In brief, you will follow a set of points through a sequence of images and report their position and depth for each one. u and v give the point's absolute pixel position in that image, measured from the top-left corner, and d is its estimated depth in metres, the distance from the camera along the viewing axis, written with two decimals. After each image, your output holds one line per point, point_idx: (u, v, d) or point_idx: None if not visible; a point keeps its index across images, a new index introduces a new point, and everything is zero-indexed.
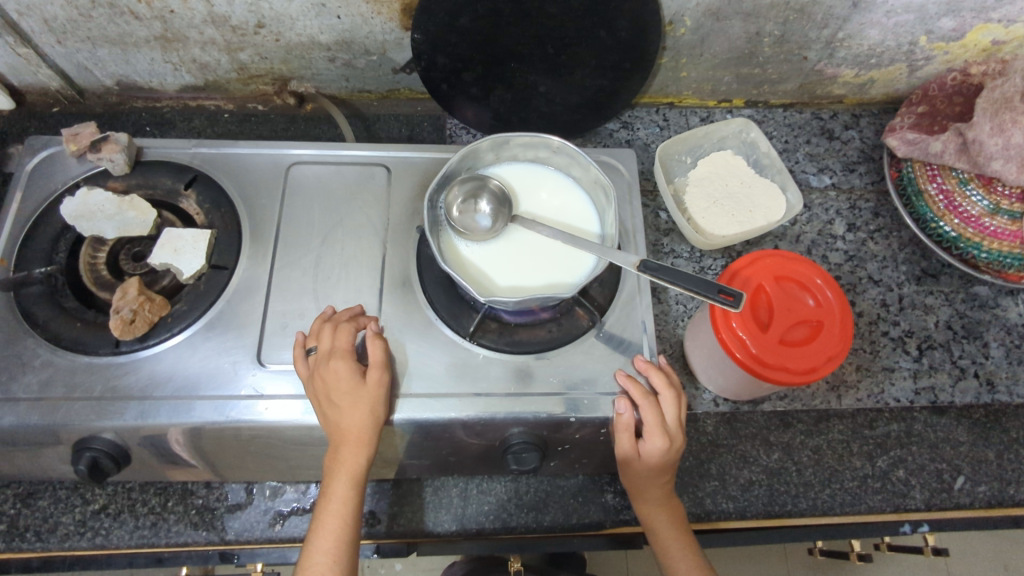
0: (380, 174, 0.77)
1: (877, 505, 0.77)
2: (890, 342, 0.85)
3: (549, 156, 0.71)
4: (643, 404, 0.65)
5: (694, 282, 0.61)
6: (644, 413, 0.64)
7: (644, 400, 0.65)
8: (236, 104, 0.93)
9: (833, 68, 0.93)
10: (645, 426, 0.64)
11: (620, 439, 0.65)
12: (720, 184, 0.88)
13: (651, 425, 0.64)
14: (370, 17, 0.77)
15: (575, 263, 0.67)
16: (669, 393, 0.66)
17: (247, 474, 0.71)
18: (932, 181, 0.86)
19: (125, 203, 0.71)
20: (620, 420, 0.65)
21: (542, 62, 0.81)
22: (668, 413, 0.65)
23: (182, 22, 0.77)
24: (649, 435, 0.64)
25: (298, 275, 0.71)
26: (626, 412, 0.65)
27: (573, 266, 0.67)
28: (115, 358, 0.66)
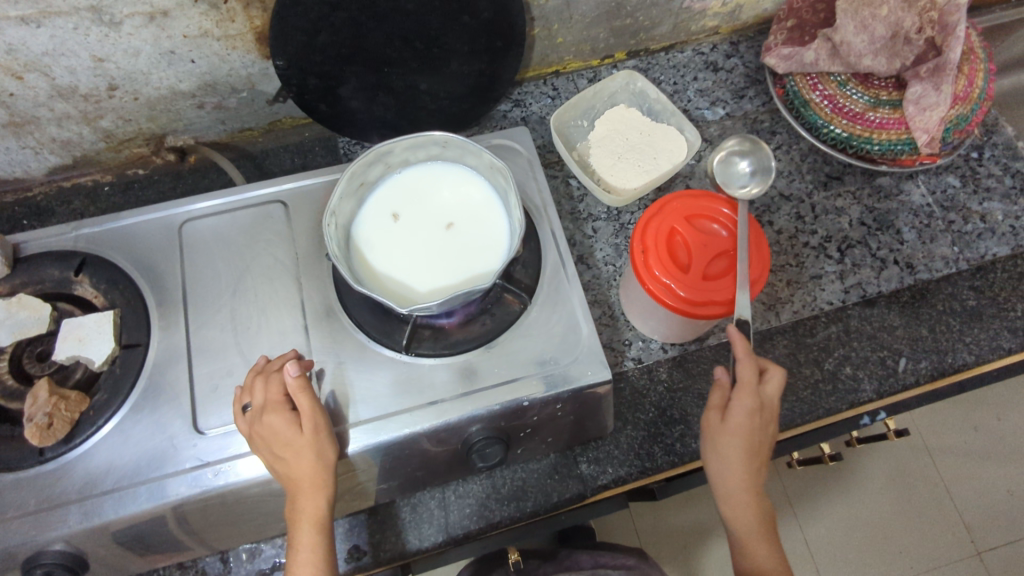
0: (277, 211, 0.74)
1: (834, 406, 0.80)
2: (812, 250, 0.88)
3: (441, 152, 0.69)
4: (743, 395, 0.66)
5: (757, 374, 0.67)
6: (740, 406, 0.66)
7: (742, 367, 0.67)
8: (114, 173, 0.88)
9: (700, 3, 0.94)
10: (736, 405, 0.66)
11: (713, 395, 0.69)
12: (620, 139, 0.89)
13: (748, 421, 0.66)
14: (226, 53, 0.74)
15: (756, 186, 0.86)
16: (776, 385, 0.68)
17: (221, 543, 0.68)
18: (815, 89, 0.89)
19: (14, 303, 0.67)
20: (716, 404, 0.68)
21: (415, 60, 0.80)
22: (768, 400, 0.68)
23: (27, 102, 0.72)
24: (740, 424, 0.66)
25: (216, 333, 0.68)
26: (721, 402, 0.68)
27: (751, 189, 0.85)
28: (44, 467, 0.62)
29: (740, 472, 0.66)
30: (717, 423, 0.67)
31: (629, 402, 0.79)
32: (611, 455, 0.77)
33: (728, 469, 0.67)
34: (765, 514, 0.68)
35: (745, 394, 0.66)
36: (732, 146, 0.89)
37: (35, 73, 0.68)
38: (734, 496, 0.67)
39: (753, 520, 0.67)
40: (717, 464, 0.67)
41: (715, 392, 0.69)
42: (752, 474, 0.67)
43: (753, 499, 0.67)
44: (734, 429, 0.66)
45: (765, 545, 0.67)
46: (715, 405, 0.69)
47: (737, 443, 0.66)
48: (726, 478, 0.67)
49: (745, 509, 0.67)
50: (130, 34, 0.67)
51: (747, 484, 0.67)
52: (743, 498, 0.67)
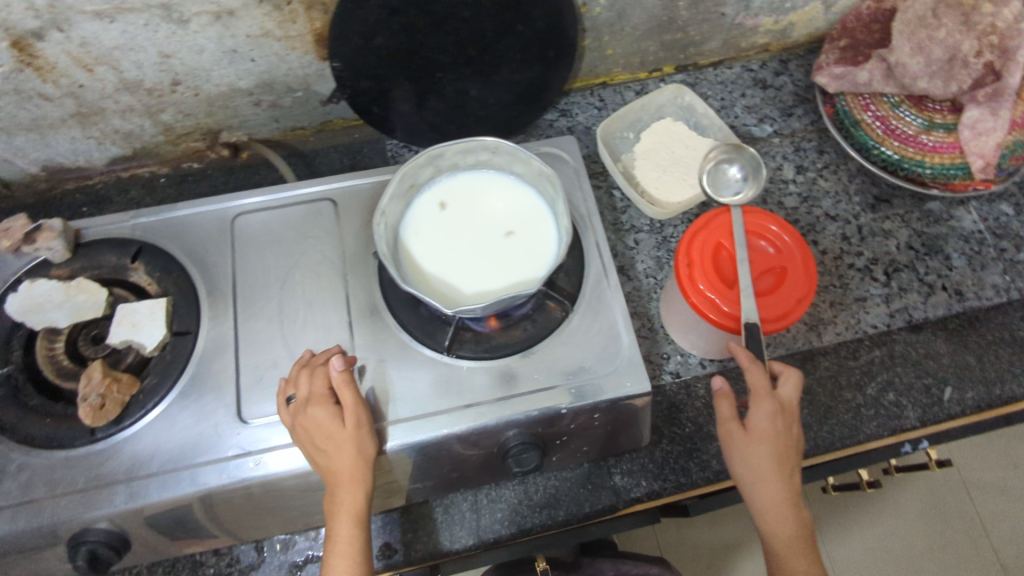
0: (327, 209, 0.76)
1: (875, 432, 0.78)
2: (858, 272, 0.87)
3: (489, 158, 0.70)
4: (760, 401, 0.66)
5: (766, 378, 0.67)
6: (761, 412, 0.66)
7: (752, 375, 0.67)
8: (170, 166, 0.90)
9: (752, 19, 0.93)
10: (755, 411, 0.66)
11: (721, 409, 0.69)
12: (666, 152, 0.89)
13: (770, 428, 0.66)
14: (286, 53, 0.76)
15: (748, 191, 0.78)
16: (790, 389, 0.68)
17: (254, 533, 0.69)
18: (867, 110, 0.88)
19: (72, 287, 0.69)
20: (728, 416, 0.68)
21: (467, 66, 0.81)
22: (787, 403, 0.67)
23: (95, 94, 0.75)
24: (764, 430, 0.65)
25: (263, 325, 0.70)
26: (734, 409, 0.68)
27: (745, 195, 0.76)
28: (93, 446, 0.64)
29: (773, 482, 0.65)
30: (739, 434, 0.66)
31: (665, 416, 0.79)
32: (645, 468, 0.76)
33: (759, 480, 0.65)
34: (803, 525, 0.65)
35: (764, 403, 0.66)
36: (715, 154, 0.80)
37: (104, 66, 0.71)
38: (769, 509, 0.65)
39: (791, 530, 0.65)
40: (747, 477, 0.66)
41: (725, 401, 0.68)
42: (785, 486, 0.65)
43: (788, 509, 0.65)
44: (758, 439, 0.65)
45: (806, 558, 0.64)
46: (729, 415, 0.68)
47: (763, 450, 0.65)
48: (758, 489, 0.65)
49: (781, 521, 0.65)
50: (197, 31, 0.69)
51: (781, 495, 0.65)
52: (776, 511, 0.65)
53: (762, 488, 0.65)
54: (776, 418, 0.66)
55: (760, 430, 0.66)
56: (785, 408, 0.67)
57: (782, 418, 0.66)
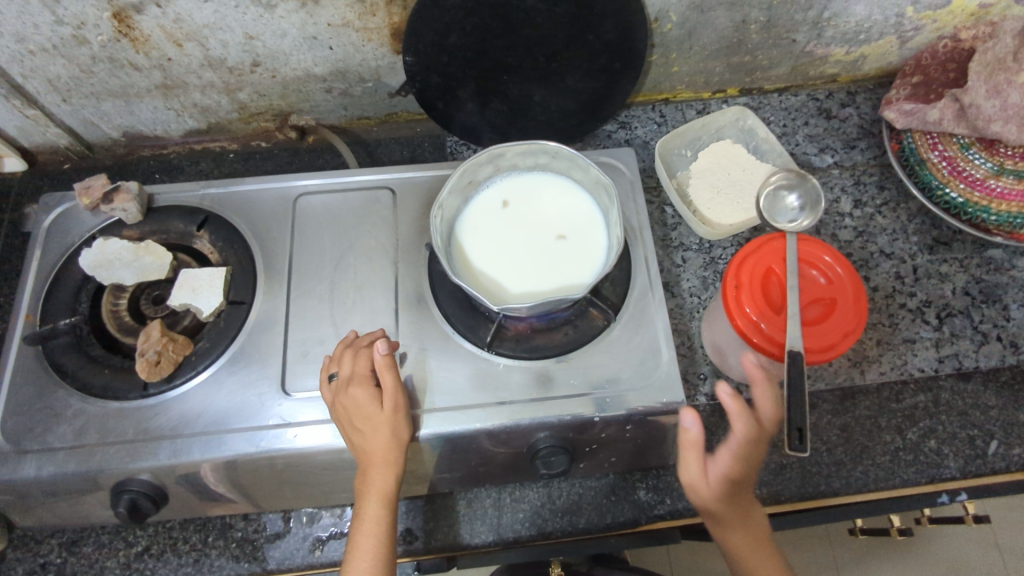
0: (385, 197, 0.78)
1: (912, 477, 0.76)
2: (908, 313, 0.85)
3: (549, 162, 0.71)
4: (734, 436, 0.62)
5: (800, 414, 0.63)
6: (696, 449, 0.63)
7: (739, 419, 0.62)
8: (239, 143, 0.95)
9: (824, 48, 0.93)
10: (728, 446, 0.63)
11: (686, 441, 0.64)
12: (723, 173, 0.89)
13: (737, 468, 0.63)
14: (362, 44, 0.79)
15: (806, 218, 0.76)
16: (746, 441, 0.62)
17: (275, 504, 0.71)
18: (934, 149, 0.86)
19: (141, 248, 0.73)
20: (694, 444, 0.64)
21: (533, 71, 0.82)
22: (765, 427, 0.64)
23: (181, 68, 0.79)
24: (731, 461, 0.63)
25: (313, 303, 0.72)
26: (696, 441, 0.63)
27: (801, 223, 0.75)
28: (145, 401, 0.67)
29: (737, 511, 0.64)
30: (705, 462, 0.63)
31: None
32: (671, 486, 0.76)
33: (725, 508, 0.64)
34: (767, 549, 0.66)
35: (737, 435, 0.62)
36: (777, 178, 0.78)
37: (193, 42, 0.75)
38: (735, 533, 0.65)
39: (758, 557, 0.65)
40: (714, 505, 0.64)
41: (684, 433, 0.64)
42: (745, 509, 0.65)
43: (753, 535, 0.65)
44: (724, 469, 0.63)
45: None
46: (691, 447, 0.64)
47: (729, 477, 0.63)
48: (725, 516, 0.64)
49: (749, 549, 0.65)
50: (282, 17, 0.73)
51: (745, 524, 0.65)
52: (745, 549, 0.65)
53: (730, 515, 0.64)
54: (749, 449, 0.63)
55: (726, 470, 0.63)
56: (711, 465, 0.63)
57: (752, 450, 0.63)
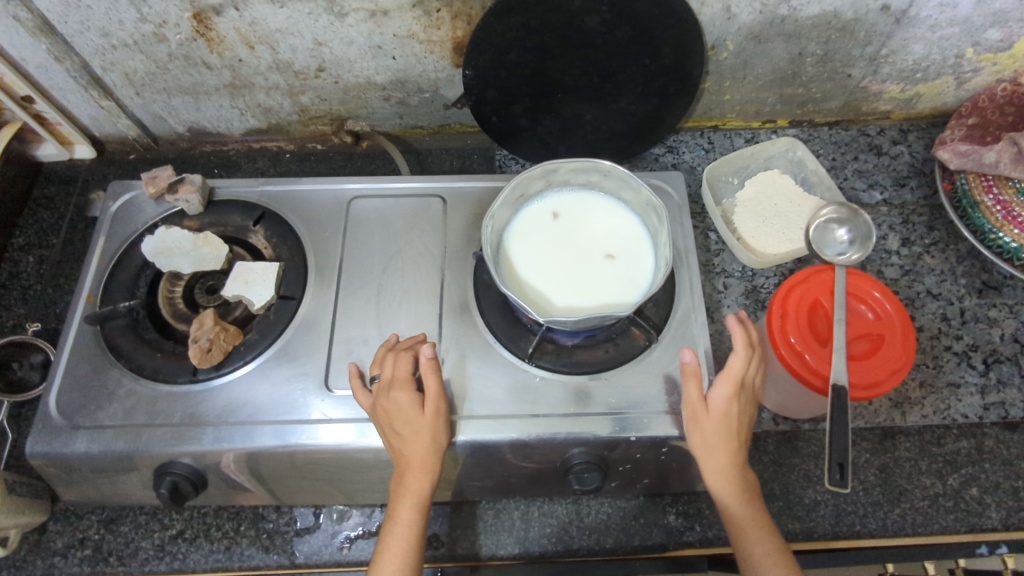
0: (436, 205, 0.80)
1: (951, 525, 0.75)
2: (954, 356, 0.83)
3: (600, 180, 0.72)
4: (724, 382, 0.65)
5: (843, 449, 0.62)
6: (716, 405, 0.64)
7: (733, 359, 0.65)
8: (296, 144, 0.98)
9: (879, 84, 0.92)
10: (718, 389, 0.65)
11: (687, 389, 0.65)
12: (768, 203, 0.89)
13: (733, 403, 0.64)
14: (424, 56, 0.81)
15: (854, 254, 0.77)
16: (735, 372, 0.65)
17: (297, 498, 0.73)
18: (989, 192, 0.84)
19: (200, 239, 0.75)
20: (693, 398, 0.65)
21: (588, 91, 0.84)
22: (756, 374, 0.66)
23: (249, 69, 0.82)
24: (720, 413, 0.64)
25: (360, 303, 0.74)
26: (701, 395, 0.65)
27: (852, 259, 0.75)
28: (193, 386, 0.69)
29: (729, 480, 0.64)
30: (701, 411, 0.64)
31: None
32: (701, 514, 0.75)
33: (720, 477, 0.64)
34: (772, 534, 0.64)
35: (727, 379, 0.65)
36: (827, 211, 0.78)
37: (264, 45, 0.78)
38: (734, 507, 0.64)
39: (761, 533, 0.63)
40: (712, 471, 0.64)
41: (688, 384, 0.65)
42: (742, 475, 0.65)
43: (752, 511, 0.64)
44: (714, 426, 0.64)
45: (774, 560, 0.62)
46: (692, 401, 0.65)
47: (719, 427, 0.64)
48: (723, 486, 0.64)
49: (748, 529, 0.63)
50: (351, 25, 0.75)
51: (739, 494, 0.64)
52: (767, 559, 0.62)
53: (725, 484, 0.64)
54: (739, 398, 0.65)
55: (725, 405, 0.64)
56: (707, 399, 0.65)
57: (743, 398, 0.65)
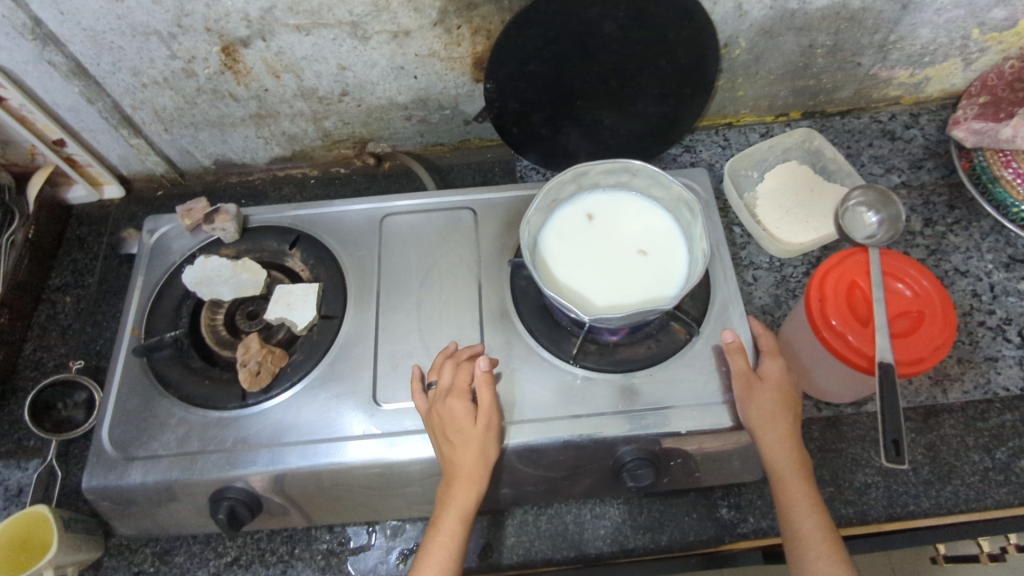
0: (467, 217, 0.81)
1: (1004, 499, 0.74)
2: (989, 331, 0.83)
3: (630, 180, 0.73)
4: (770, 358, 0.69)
5: (895, 425, 0.63)
6: (767, 375, 0.68)
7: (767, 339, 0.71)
8: (320, 169, 1.00)
9: (888, 71, 0.94)
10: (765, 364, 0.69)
11: (736, 361, 0.68)
12: (790, 194, 0.90)
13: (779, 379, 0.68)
14: (444, 73, 0.83)
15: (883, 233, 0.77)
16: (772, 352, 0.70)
17: (326, 516, 0.72)
18: (1007, 166, 0.86)
19: (238, 266, 0.76)
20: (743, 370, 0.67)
21: (606, 96, 0.85)
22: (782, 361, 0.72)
23: (275, 98, 0.84)
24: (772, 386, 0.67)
25: (401, 317, 0.74)
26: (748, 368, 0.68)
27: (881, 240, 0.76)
28: (243, 411, 0.69)
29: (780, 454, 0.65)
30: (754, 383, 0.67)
31: None
32: (753, 504, 0.75)
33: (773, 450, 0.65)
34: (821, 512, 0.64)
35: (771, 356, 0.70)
36: (855, 195, 0.80)
37: (290, 73, 0.80)
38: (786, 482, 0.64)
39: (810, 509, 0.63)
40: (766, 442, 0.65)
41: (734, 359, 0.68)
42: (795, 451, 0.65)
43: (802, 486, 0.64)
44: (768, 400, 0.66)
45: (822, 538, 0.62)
46: (743, 371, 0.67)
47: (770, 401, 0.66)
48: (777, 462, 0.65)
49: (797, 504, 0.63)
50: (374, 48, 0.77)
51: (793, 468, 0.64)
52: (818, 536, 0.62)
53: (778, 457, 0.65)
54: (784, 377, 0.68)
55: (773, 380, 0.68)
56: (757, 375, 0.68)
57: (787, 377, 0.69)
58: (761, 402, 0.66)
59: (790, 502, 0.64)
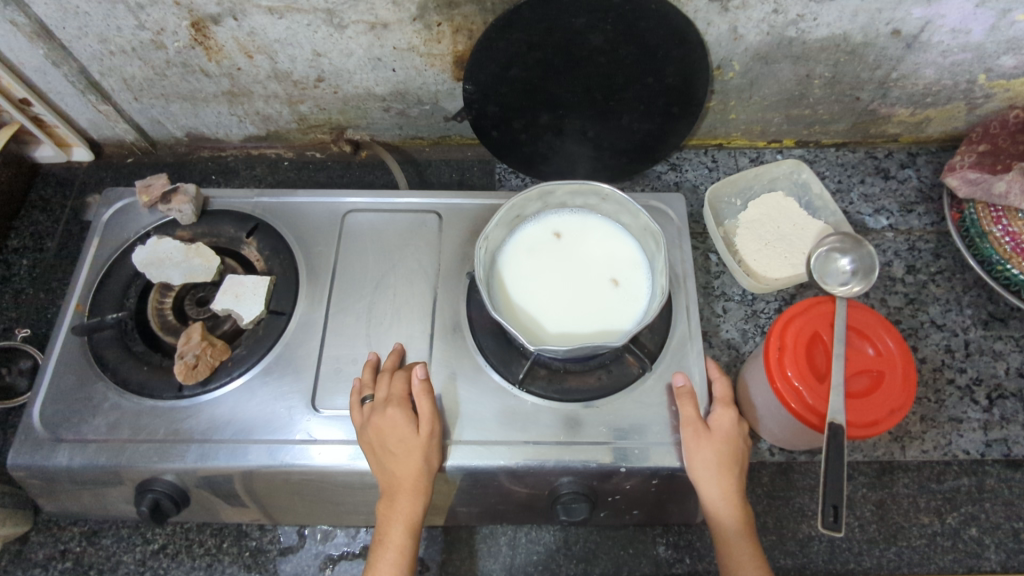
0: (432, 221, 0.79)
1: (948, 565, 0.73)
2: (957, 390, 0.81)
3: (598, 203, 0.71)
4: (723, 405, 0.67)
5: (836, 489, 0.61)
6: (716, 424, 0.65)
7: (718, 385, 0.68)
8: (295, 151, 0.97)
9: (888, 108, 0.90)
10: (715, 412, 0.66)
11: (682, 408, 0.66)
12: (771, 226, 0.87)
13: (731, 428, 0.65)
14: (424, 69, 0.80)
15: (858, 284, 0.75)
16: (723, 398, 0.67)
17: (263, 517, 0.71)
18: (997, 223, 0.81)
19: (191, 250, 0.74)
20: (690, 419, 0.65)
21: (590, 108, 0.82)
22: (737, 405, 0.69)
23: (248, 78, 0.81)
24: (721, 436, 0.65)
25: (351, 320, 0.72)
26: (698, 415, 0.65)
27: (853, 289, 0.74)
28: (179, 402, 0.68)
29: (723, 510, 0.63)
30: (702, 432, 0.64)
31: None
32: (692, 545, 0.74)
33: (716, 508, 0.63)
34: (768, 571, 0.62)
35: (723, 405, 0.67)
36: (830, 240, 0.77)
37: (263, 55, 0.77)
38: (730, 541, 0.63)
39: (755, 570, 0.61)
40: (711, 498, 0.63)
41: (683, 404, 0.66)
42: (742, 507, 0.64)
43: (747, 546, 0.62)
44: (716, 451, 0.64)
45: None
46: (691, 418, 0.65)
47: (720, 451, 0.64)
48: (722, 518, 0.63)
49: (743, 567, 0.61)
50: (351, 38, 0.74)
51: (736, 527, 0.63)
52: None
53: (722, 513, 0.63)
54: (736, 426, 0.66)
55: (726, 428, 0.65)
56: (706, 425, 0.65)
57: (739, 426, 0.66)
58: (707, 454, 0.63)
59: (735, 563, 0.62)
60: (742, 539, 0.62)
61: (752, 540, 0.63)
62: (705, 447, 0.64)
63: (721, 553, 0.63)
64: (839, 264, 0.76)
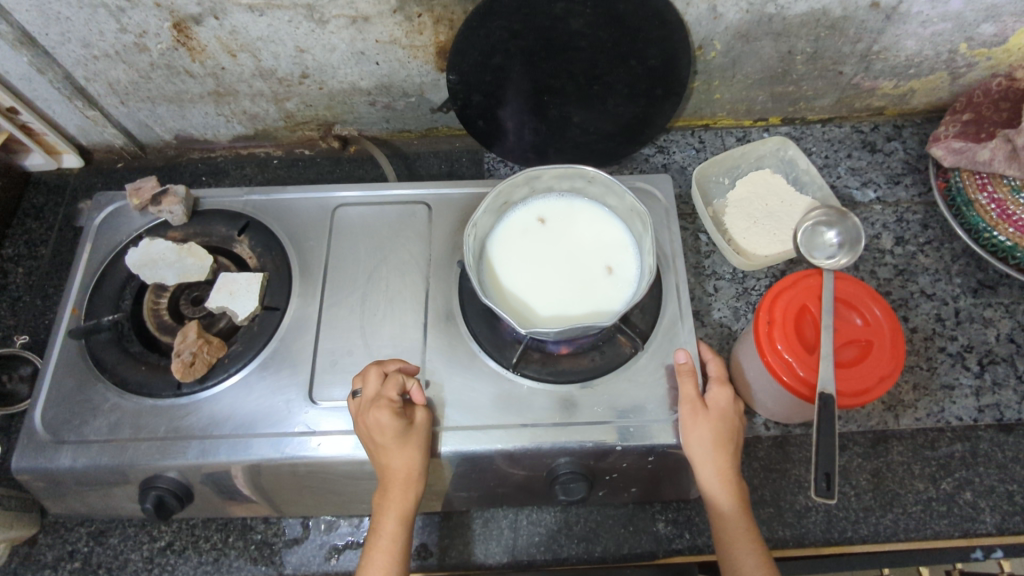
0: (421, 212, 0.79)
1: (944, 530, 0.74)
2: (948, 357, 0.81)
3: (584, 186, 0.72)
4: (721, 384, 0.67)
5: (829, 457, 0.62)
6: (715, 403, 0.66)
7: (714, 365, 0.70)
8: (284, 149, 0.98)
9: (871, 81, 0.91)
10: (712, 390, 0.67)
11: (683, 384, 0.66)
12: (760, 203, 0.87)
13: (727, 406, 0.66)
14: (407, 61, 0.80)
15: (845, 255, 0.75)
16: (721, 377, 0.69)
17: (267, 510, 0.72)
18: (983, 190, 0.81)
19: (184, 250, 0.75)
20: (690, 396, 0.66)
21: (575, 94, 0.82)
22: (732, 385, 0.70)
23: (233, 77, 0.82)
24: (718, 413, 0.65)
25: (345, 313, 0.73)
26: (697, 393, 0.66)
27: (840, 261, 0.75)
28: (178, 400, 0.69)
29: (718, 486, 0.64)
30: (700, 409, 0.65)
31: None
32: (691, 521, 0.75)
33: (711, 484, 0.64)
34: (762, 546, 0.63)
35: (720, 383, 0.68)
36: (815, 214, 0.78)
37: (246, 53, 0.77)
38: (727, 514, 0.63)
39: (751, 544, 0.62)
40: (705, 474, 0.64)
41: (683, 381, 0.67)
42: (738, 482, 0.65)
43: (743, 520, 0.63)
44: (714, 429, 0.65)
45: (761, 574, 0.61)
46: (691, 396, 0.66)
47: (716, 428, 0.65)
48: (717, 493, 0.64)
49: (738, 540, 0.62)
50: (332, 32, 0.75)
51: (732, 502, 0.64)
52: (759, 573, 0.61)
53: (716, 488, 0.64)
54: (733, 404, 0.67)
55: (724, 406, 0.66)
56: (704, 403, 0.66)
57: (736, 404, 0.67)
58: (704, 431, 0.64)
59: (731, 537, 0.63)
60: (738, 514, 0.63)
61: (746, 515, 0.64)
62: (703, 424, 0.64)
63: (716, 527, 0.64)
64: (827, 237, 0.77)
